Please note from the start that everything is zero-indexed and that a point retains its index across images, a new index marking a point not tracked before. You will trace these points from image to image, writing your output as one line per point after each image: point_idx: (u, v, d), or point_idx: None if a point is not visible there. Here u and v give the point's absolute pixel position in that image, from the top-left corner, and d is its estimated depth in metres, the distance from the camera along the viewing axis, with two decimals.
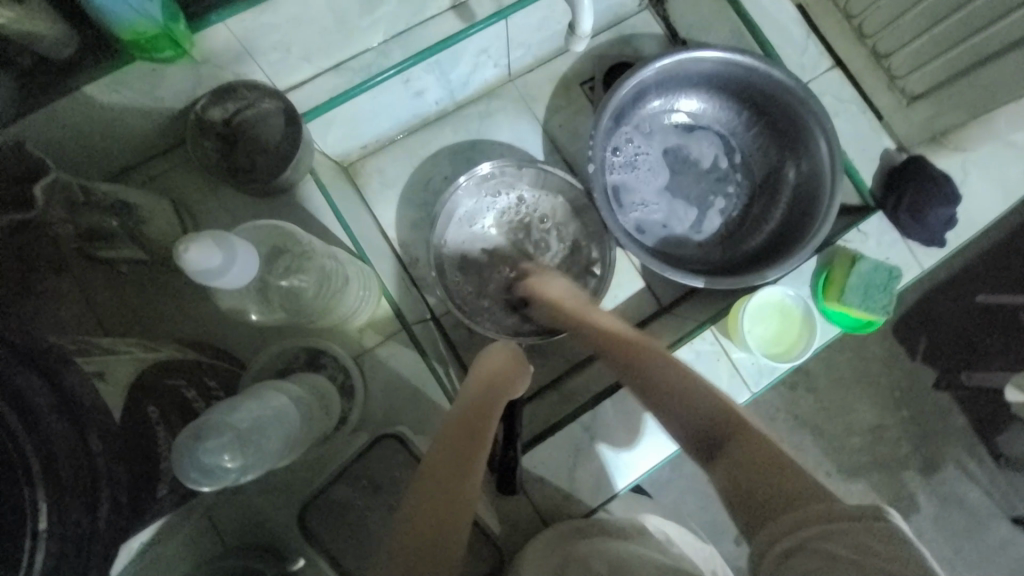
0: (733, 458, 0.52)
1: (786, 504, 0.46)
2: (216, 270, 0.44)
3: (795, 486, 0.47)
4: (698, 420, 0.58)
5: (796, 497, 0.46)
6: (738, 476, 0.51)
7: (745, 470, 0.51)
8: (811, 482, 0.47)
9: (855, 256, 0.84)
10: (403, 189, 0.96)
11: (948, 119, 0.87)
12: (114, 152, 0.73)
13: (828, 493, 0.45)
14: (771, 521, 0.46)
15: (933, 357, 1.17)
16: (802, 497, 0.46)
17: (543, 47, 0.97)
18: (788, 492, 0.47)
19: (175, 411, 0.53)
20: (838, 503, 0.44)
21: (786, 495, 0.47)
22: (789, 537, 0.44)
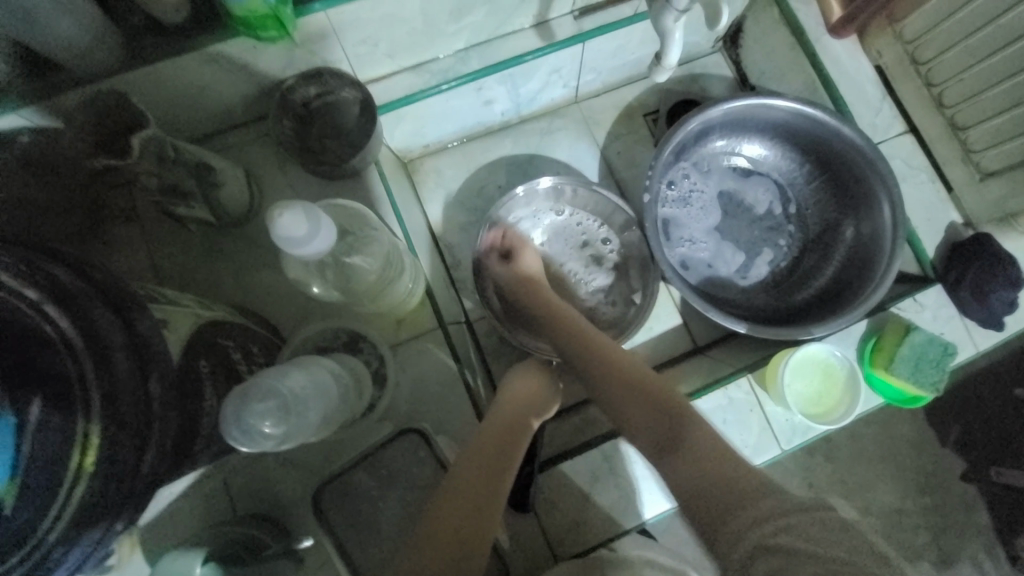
0: (700, 472, 0.55)
1: (744, 506, 0.50)
2: (300, 241, 0.45)
3: (747, 491, 0.52)
4: (658, 428, 0.61)
5: (743, 500, 0.51)
6: (704, 485, 0.54)
7: (702, 478, 0.55)
8: (761, 487, 0.52)
9: (909, 326, 0.81)
10: (455, 192, 0.97)
11: (1022, 201, 0.82)
12: (200, 117, 0.77)
13: (775, 493, 0.51)
14: (731, 521, 0.50)
15: (967, 447, 1.11)
16: (747, 499, 0.51)
17: (614, 74, 0.98)
18: (738, 498, 0.51)
19: (220, 369, 0.55)
20: (789, 500, 0.49)
21: (749, 501, 0.51)
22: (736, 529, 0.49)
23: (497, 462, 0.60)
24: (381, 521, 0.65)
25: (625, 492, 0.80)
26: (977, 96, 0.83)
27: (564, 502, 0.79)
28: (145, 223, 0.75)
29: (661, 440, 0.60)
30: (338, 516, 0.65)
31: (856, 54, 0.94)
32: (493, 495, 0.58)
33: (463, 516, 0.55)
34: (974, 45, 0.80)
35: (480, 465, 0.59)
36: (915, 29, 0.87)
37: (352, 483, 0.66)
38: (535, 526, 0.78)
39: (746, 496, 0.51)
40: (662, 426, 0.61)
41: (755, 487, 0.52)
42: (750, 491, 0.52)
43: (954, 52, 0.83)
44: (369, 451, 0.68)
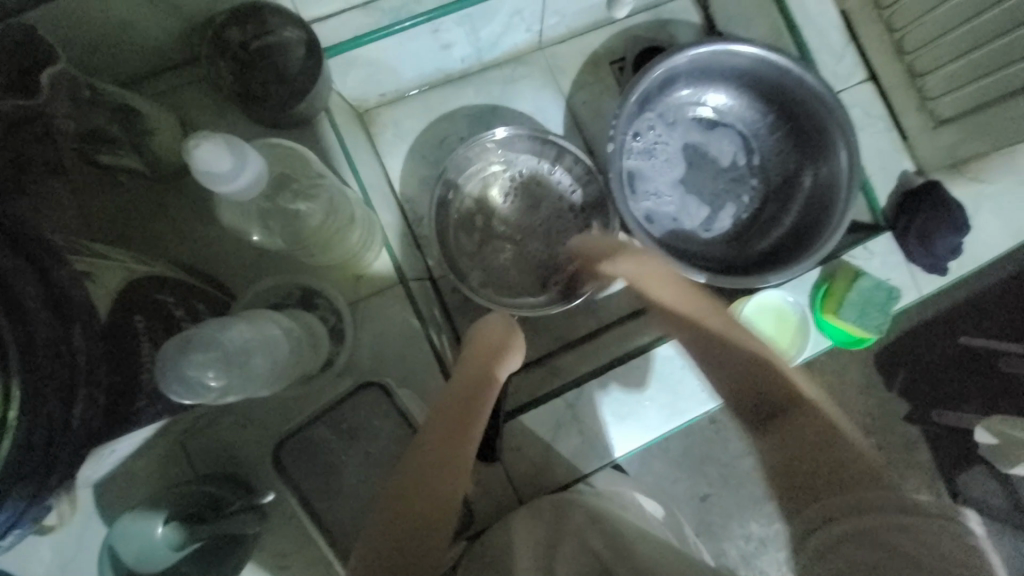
0: (806, 443, 0.54)
1: (836, 490, 0.50)
2: (221, 175, 0.42)
3: (860, 472, 0.50)
4: (761, 391, 0.60)
5: (846, 481, 0.50)
6: (796, 454, 0.54)
7: (812, 447, 0.53)
8: (875, 474, 0.50)
9: (858, 272, 0.85)
10: (416, 145, 0.92)
11: (972, 147, 0.84)
12: (125, 59, 0.70)
13: (892, 486, 0.48)
14: (831, 499, 0.49)
15: (912, 391, 1.18)
16: (856, 484, 0.49)
17: (578, 17, 0.94)
18: (844, 475, 0.50)
19: (160, 322, 0.51)
20: (898, 495, 0.47)
21: (873, 485, 0.49)
22: (819, 513, 0.49)
23: (462, 417, 0.59)
24: (344, 473, 0.66)
25: (588, 440, 0.83)
26: (935, 42, 0.83)
27: (530, 451, 0.82)
28: None
29: (771, 404, 0.59)
30: (302, 472, 0.65)
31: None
32: (458, 456, 0.57)
33: (443, 491, 0.54)
34: None
35: (442, 427, 0.58)
36: None
37: (315, 440, 0.66)
38: (501, 475, 0.80)
39: (864, 478, 0.49)
40: (751, 387, 0.61)
41: (861, 476, 0.50)
42: (848, 465, 0.51)
43: None
44: (328, 406, 0.67)
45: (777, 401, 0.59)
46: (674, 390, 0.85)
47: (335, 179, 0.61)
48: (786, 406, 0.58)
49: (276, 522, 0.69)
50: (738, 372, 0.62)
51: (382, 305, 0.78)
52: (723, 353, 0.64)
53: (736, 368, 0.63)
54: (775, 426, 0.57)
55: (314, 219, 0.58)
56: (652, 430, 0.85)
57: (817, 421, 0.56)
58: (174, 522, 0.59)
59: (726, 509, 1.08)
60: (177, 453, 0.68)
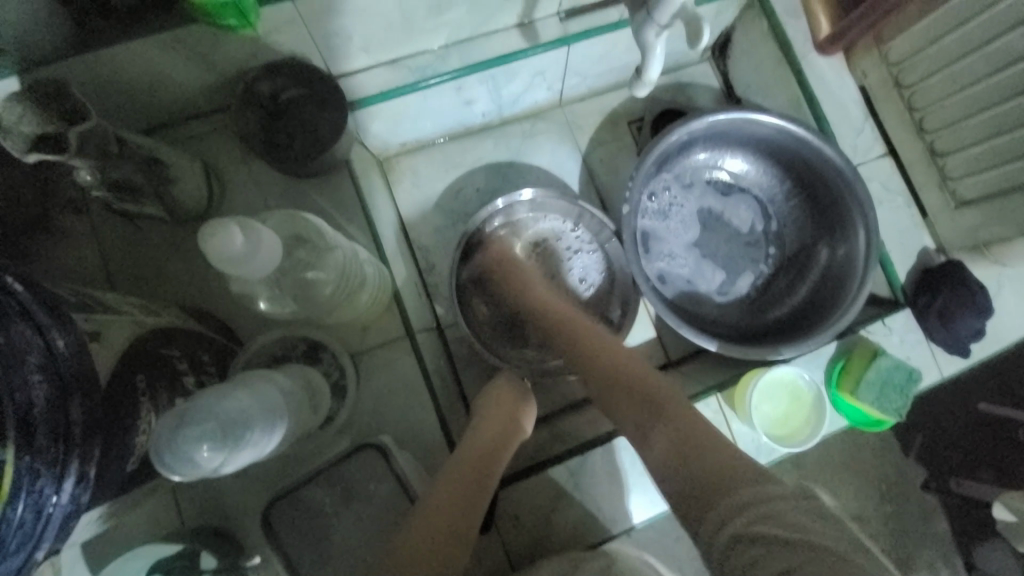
0: (713, 471, 0.51)
1: (724, 491, 0.49)
2: (239, 258, 0.43)
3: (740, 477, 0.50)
4: (668, 422, 0.59)
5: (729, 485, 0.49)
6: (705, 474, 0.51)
7: (707, 466, 0.52)
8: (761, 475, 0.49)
9: (876, 351, 0.82)
10: (434, 195, 0.92)
11: (994, 231, 0.82)
12: (157, 107, 0.73)
13: (769, 481, 0.48)
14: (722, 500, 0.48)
15: (926, 456, 1.06)
16: (736, 484, 0.49)
17: (599, 79, 0.96)
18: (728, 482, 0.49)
19: (162, 380, 0.52)
20: (771, 486, 0.47)
21: (747, 479, 0.49)
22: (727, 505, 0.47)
23: (472, 484, 0.58)
24: (336, 537, 0.64)
25: (589, 509, 0.80)
26: (957, 123, 0.83)
27: (529, 517, 0.79)
28: (94, 215, 0.70)
29: (675, 450, 0.56)
30: (292, 533, 0.63)
31: (841, 72, 0.93)
32: (466, 518, 0.55)
33: (449, 535, 0.52)
34: (958, 72, 0.80)
35: (450, 485, 0.57)
36: (900, 52, 0.86)
37: (309, 501, 0.64)
38: (495, 542, 0.77)
39: (743, 482, 0.48)
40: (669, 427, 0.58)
41: (744, 474, 0.50)
42: (730, 464, 0.51)
43: (937, 78, 0.82)
44: (326, 465, 0.66)
45: (687, 441, 0.56)
46: None
47: (345, 242, 0.62)
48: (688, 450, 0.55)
49: None
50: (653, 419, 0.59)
51: (388, 356, 0.78)
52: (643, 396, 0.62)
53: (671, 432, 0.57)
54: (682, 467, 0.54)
55: (327, 284, 0.58)
56: (659, 502, 0.81)
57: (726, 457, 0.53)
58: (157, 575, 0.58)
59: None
60: (167, 503, 0.66)
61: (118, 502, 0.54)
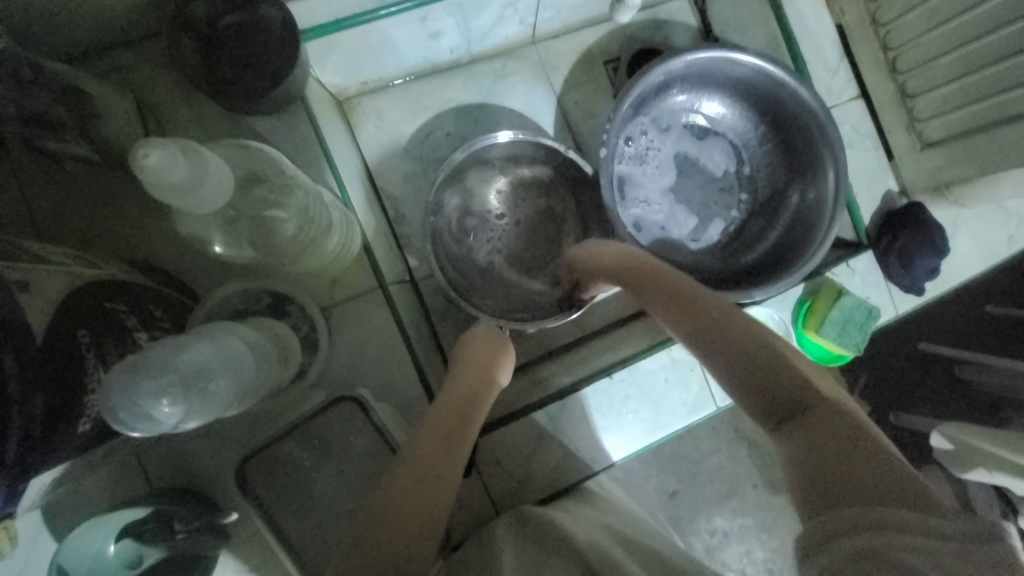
0: (821, 444, 0.38)
1: (853, 491, 0.35)
2: (186, 185, 0.40)
3: (889, 482, 0.35)
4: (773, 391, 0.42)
5: (880, 493, 0.34)
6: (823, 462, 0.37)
7: (834, 456, 0.37)
8: (909, 481, 0.35)
9: (841, 290, 0.86)
10: (402, 142, 0.85)
11: (957, 172, 0.85)
12: (75, 31, 0.63)
13: (926, 499, 0.34)
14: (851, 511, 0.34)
15: (872, 390, 1.13)
16: (885, 492, 0.34)
17: (574, 13, 0.89)
18: (867, 487, 0.35)
19: (109, 335, 0.47)
20: (915, 509, 0.34)
21: (879, 494, 0.34)
22: (851, 514, 0.34)
23: (459, 428, 0.57)
24: (316, 490, 0.63)
25: (569, 453, 0.82)
26: (929, 63, 0.83)
27: (509, 462, 0.80)
28: (13, 157, 0.62)
29: (781, 405, 0.42)
30: (268, 487, 0.61)
31: (817, 10, 0.92)
32: (453, 465, 0.53)
33: (429, 494, 0.49)
34: (934, 9, 0.79)
35: (436, 433, 0.55)
36: None
37: (284, 455, 0.62)
38: (478, 486, 0.79)
39: (882, 490, 0.35)
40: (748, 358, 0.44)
41: (890, 487, 0.35)
42: (853, 460, 0.37)
43: (915, 14, 0.82)
44: (302, 418, 0.64)
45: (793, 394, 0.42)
46: (655, 404, 0.84)
47: (308, 181, 0.57)
48: (806, 397, 0.41)
49: (240, 539, 0.66)
50: (729, 355, 0.45)
51: (360, 310, 0.75)
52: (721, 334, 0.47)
53: (760, 370, 0.43)
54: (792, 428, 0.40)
55: (289, 228, 0.54)
56: (635, 441, 0.84)
57: (843, 412, 0.40)
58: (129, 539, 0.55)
59: (692, 504, 0.96)
60: (132, 465, 0.63)
61: (75, 466, 0.50)
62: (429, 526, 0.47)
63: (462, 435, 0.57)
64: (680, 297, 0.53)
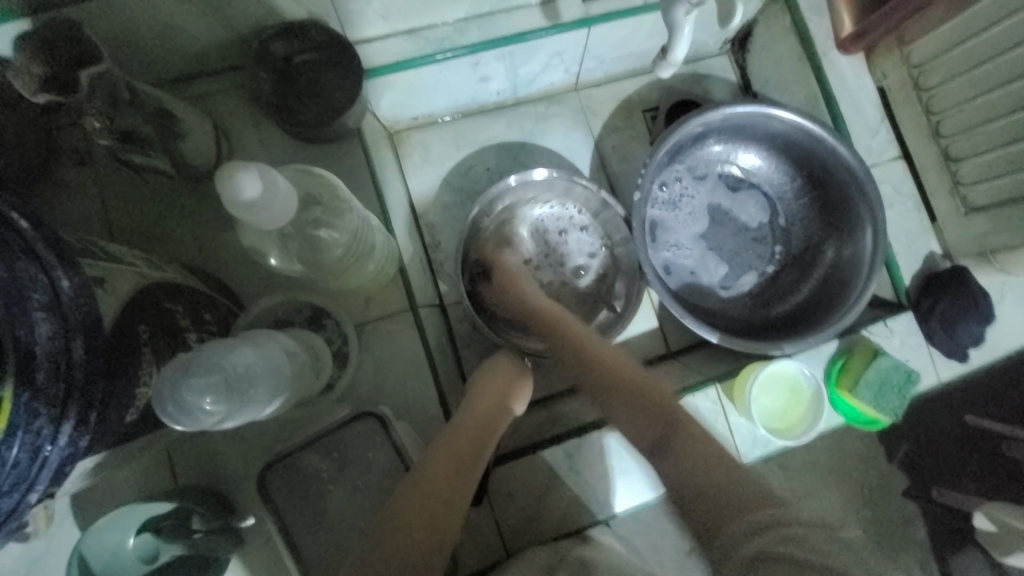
0: (693, 465, 0.53)
1: (739, 507, 0.47)
2: (258, 204, 0.44)
3: (748, 496, 0.48)
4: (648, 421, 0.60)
5: (748, 506, 0.47)
6: (694, 475, 0.52)
7: (700, 483, 0.51)
8: (768, 496, 0.48)
9: (877, 351, 0.83)
10: (444, 173, 0.91)
11: (1002, 239, 0.83)
12: (167, 60, 0.70)
13: (783, 504, 0.47)
14: (733, 523, 0.46)
15: (910, 462, 1.06)
16: (753, 506, 0.47)
17: (617, 64, 0.94)
18: (741, 500, 0.48)
19: (163, 335, 0.51)
20: (777, 510, 0.46)
21: (747, 505, 0.47)
22: (741, 525, 0.46)
23: (470, 456, 0.58)
24: (330, 505, 0.63)
25: (583, 493, 0.80)
26: (974, 129, 0.83)
27: (524, 497, 0.79)
28: (98, 166, 0.69)
29: (688, 461, 0.54)
30: (287, 496, 0.63)
31: (859, 72, 0.93)
32: (459, 492, 0.54)
33: (439, 509, 0.51)
34: (978, 77, 0.80)
35: (446, 456, 0.57)
36: (922, 54, 0.86)
37: (305, 465, 0.64)
38: (488, 518, 0.78)
39: (750, 503, 0.47)
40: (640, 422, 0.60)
41: (747, 489, 0.49)
42: (731, 482, 0.50)
43: (958, 82, 0.82)
44: (324, 431, 0.66)
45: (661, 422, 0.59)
46: None
47: (359, 206, 0.61)
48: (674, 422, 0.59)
49: (252, 545, 0.66)
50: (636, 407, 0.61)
51: (390, 329, 0.77)
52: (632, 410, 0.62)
53: (671, 444, 0.56)
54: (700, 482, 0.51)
55: (338, 246, 0.58)
56: (652, 488, 0.82)
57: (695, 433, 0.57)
58: (149, 533, 0.57)
59: None
60: (162, 460, 0.66)
61: (113, 455, 0.53)
62: (429, 549, 0.48)
63: (478, 454, 0.58)
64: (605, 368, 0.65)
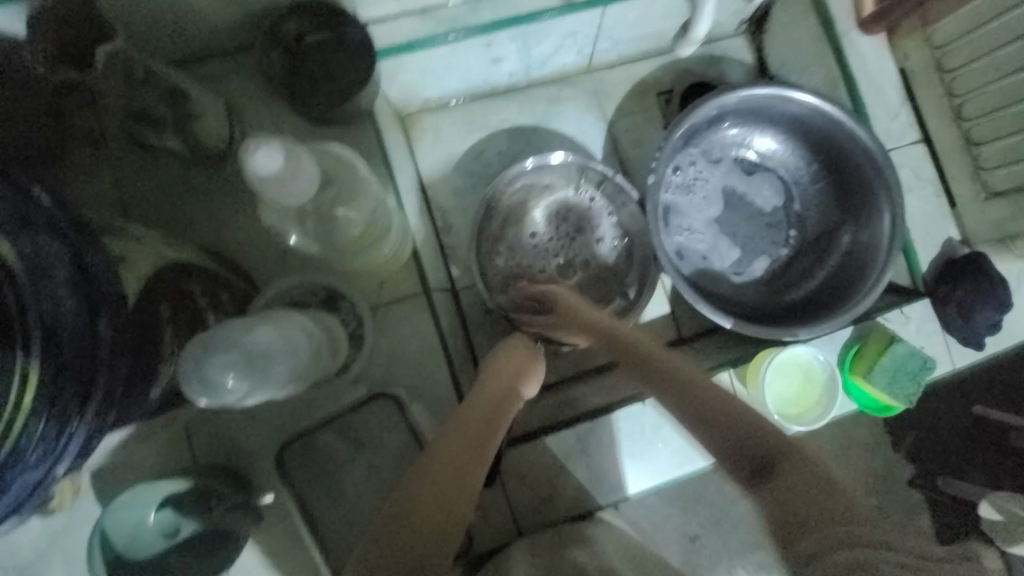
0: (786, 477, 0.45)
1: (824, 520, 0.41)
2: (279, 177, 0.44)
3: (836, 503, 0.43)
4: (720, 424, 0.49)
5: (831, 514, 0.42)
6: (791, 501, 0.43)
7: (795, 496, 0.43)
8: (851, 501, 0.43)
9: (892, 337, 0.82)
10: (455, 156, 0.90)
11: (1023, 224, 0.82)
12: (180, 40, 0.70)
13: (864, 511, 0.42)
14: (814, 536, 0.41)
15: (920, 451, 1.06)
16: (838, 515, 0.42)
17: (631, 45, 0.92)
18: (830, 507, 0.42)
19: (182, 315, 0.51)
20: (862, 513, 0.42)
21: (831, 512, 0.42)
22: (827, 538, 0.40)
23: (480, 437, 0.57)
24: (345, 484, 0.64)
25: (594, 476, 0.81)
26: (998, 111, 0.81)
27: (535, 480, 0.80)
28: (112, 148, 0.69)
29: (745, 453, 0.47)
30: (304, 474, 0.64)
31: (880, 53, 0.90)
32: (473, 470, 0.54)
33: (450, 498, 0.50)
34: (1005, 57, 0.78)
35: (455, 437, 0.56)
36: (947, 34, 0.84)
37: (322, 444, 0.65)
38: (500, 499, 0.78)
39: (833, 511, 0.42)
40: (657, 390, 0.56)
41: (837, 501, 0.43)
42: (823, 495, 0.43)
43: (983, 62, 0.80)
44: (340, 412, 0.66)
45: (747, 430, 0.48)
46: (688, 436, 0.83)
47: (376, 186, 0.61)
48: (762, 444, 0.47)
49: (269, 523, 0.67)
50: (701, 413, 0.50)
51: (403, 313, 0.77)
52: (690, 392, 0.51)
53: (728, 425, 0.48)
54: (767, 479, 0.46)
55: (355, 226, 0.58)
56: (663, 472, 0.82)
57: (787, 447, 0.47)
58: (169, 509, 0.59)
59: None
60: (180, 439, 0.66)
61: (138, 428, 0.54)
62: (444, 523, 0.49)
63: (489, 434, 0.58)
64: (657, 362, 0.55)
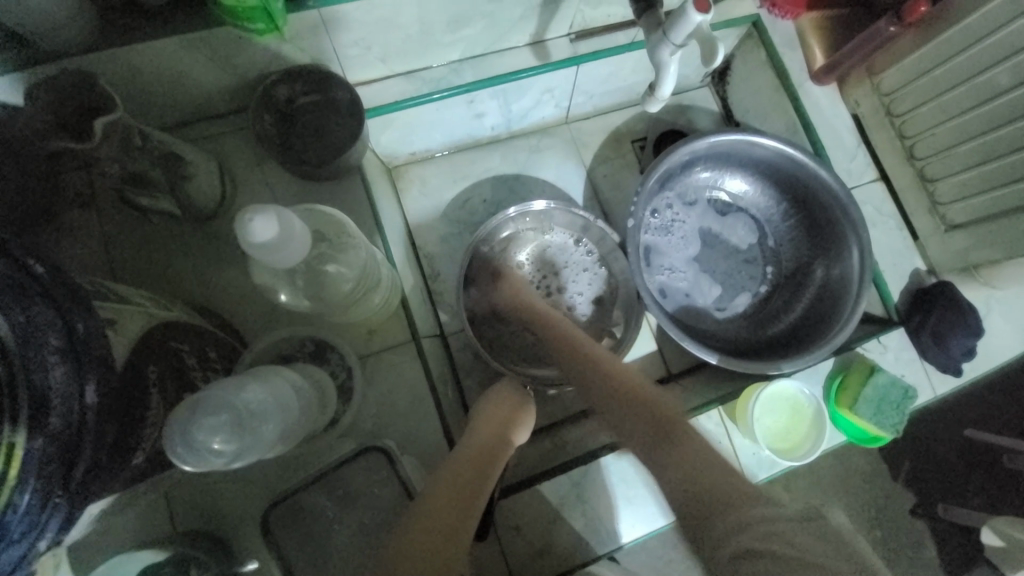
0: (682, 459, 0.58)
1: (724, 505, 0.51)
2: (274, 245, 0.45)
3: (718, 489, 0.53)
4: (637, 414, 0.64)
5: (724, 501, 0.51)
6: (691, 477, 0.55)
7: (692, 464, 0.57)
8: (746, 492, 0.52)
9: (873, 367, 0.84)
10: (440, 205, 0.93)
11: (984, 253, 0.86)
12: (175, 105, 0.73)
13: (760, 500, 0.50)
14: (721, 517, 0.50)
15: (916, 479, 1.06)
16: (729, 502, 0.51)
17: (605, 98, 0.98)
18: (731, 496, 0.52)
19: (170, 376, 0.51)
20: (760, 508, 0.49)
21: (733, 499, 0.51)
22: (724, 520, 0.50)
23: (479, 477, 0.59)
24: (335, 545, 0.62)
25: (591, 522, 0.79)
26: (946, 151, 0.87)
27: (531, 529, 0.77)
28: (102, 209, 0.70)
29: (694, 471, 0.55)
30: (292, 537, 0.62)
31: (834, 99, 0.97)
32: (470, 512, 0.55)
33: (453, 516, 0.53)
34: (947, 103, 0.84)
35: (456, 481, 0.58)
36: (891, 83, 0.91)
37: (309, 502, 0.63)
38: (496, 552, 0.76)
39: (728, 498, 0.52)
40: (646, 424, 0.63)
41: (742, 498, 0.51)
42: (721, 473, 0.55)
43: (928, 107, 0.87)
44: (327, 467, 0.65)
45: (659, 428, 0.62)
46: None
47: (365, 241, 0.62)
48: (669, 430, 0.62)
49: None
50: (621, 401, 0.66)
51: (393, 361, 0.77)
52: (632, 405, 0.65)
53: (643, 415, 0.64)
54: (681, 469, 0.57)
55: (345, 278, 0.60)
56: (660, 515, 0.81)
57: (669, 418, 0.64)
58: None
59: None
60: (160, 506, 0.64)
61: (121, 495, 0.53)
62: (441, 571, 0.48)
63: (481, 481, 0.59)
64: (589, 366, 0.70)
